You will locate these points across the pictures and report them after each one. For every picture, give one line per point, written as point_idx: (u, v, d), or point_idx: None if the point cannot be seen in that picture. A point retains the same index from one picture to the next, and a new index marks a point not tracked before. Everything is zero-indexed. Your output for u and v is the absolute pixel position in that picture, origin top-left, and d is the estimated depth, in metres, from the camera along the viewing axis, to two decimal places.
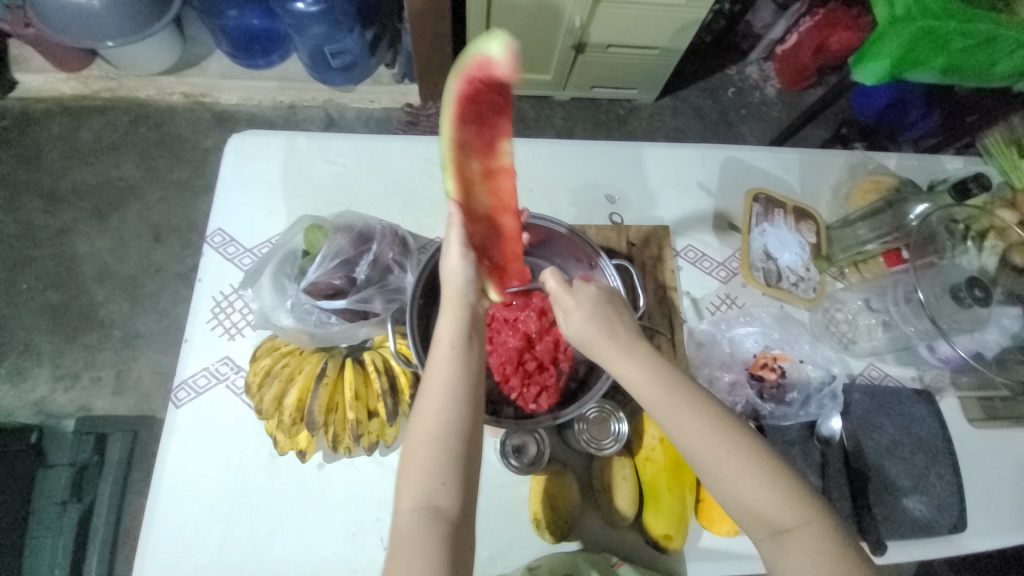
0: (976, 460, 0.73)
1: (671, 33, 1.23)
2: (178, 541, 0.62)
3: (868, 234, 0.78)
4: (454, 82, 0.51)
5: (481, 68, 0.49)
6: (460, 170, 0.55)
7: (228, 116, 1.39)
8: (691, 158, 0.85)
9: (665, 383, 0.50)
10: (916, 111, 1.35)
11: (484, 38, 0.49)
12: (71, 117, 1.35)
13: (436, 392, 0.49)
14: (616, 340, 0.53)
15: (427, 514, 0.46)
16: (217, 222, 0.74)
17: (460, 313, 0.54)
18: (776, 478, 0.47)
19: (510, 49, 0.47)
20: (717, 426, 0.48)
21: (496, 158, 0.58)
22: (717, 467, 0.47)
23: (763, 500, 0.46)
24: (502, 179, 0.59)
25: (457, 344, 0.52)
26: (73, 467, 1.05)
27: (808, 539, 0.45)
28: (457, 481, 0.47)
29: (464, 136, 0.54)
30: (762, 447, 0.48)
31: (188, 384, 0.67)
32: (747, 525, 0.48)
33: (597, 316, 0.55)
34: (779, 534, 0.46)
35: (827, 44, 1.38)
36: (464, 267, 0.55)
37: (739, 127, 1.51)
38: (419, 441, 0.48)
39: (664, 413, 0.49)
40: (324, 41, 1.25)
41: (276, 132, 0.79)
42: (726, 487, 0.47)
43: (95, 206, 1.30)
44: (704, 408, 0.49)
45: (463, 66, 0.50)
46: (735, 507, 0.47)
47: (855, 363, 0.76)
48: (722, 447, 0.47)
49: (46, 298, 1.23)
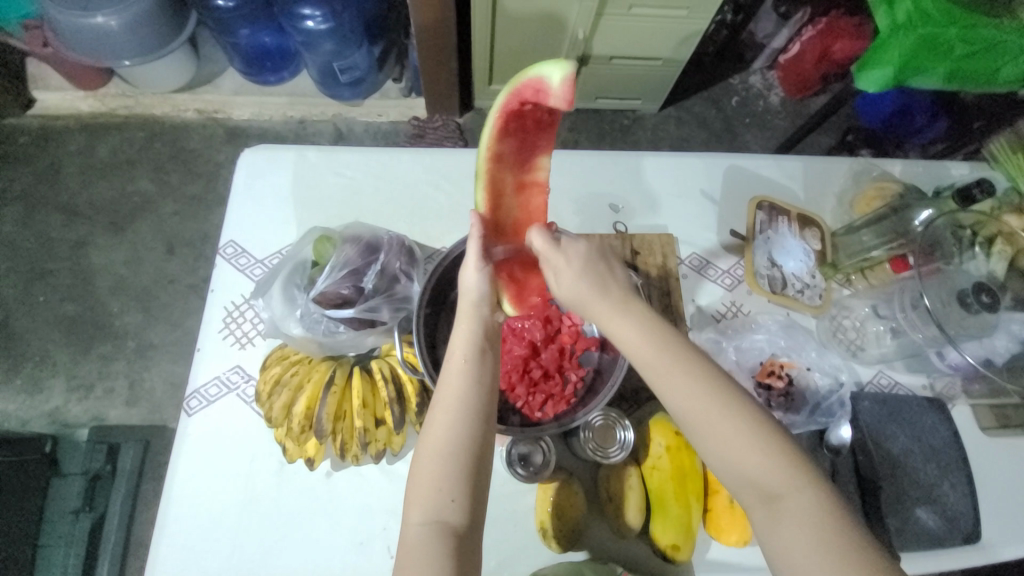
0: (991, 470, 0.72)
1: (673, 44, 1.24)
2: (189, 549, 0.62)
3: (873, 241, 0.77)
4: (503, 98, 0.54)
5: (534, 90, 0.50)
6: (493, 181, 0.57)
7: (240, 131, 1.42)
8: (694, 167, 0.85)
9: (661, 346, 0.50)
10: (923, 117, 1.34)
11: (546, 63, 0.49)
12: (89, 134, 1.40)
13: (449, 406, 0.50)
14: (610, 299, 0.53)
15: (436, 528, 0.46)
16: (229, 234, 0.76)
17: (475, 326, 0.54)
18: (769, 444, 0.47)
19: (569, 80, 0.47)
20: (714, 389, 0.49)
21: (532, 172, 0.61)
22: (711, 430, 0.48)
23: (755, 465, 0.46)
24: (535, 195, 0.61)
25: (470, 358, 0.52)
26: (86, 476, 1.07)
27: (800, 505, 0.45)
28: (466, 497, 0.48)
29: (503, 149, 0.57)
30: (758, 414, 0.48)
31: (199, 393, 0.68)
32: (739, 492, 0.48)
33: (592, 283, 0.54)
34: (770, 497, 0.46)
35: (830, 51, 1.39)
36: (481, 281, 0.55)
37: (743, 136, 1.51)
38: (430, 454, 0.49)
39: (660, 376, 0.50)
40: (334, 57, 1.29)
41: (286, 146, 0.81)
42: (721, 451, 0.47)
43: (110, 219, 1.33)
44: (700, 372, 0.49)
45: (514, 84, 0.52)
46: (728, 472, 0.47)
47: (864, 370, 0.76)
48: (718, 410, 0.48)
49: (62, 310, 1.25)
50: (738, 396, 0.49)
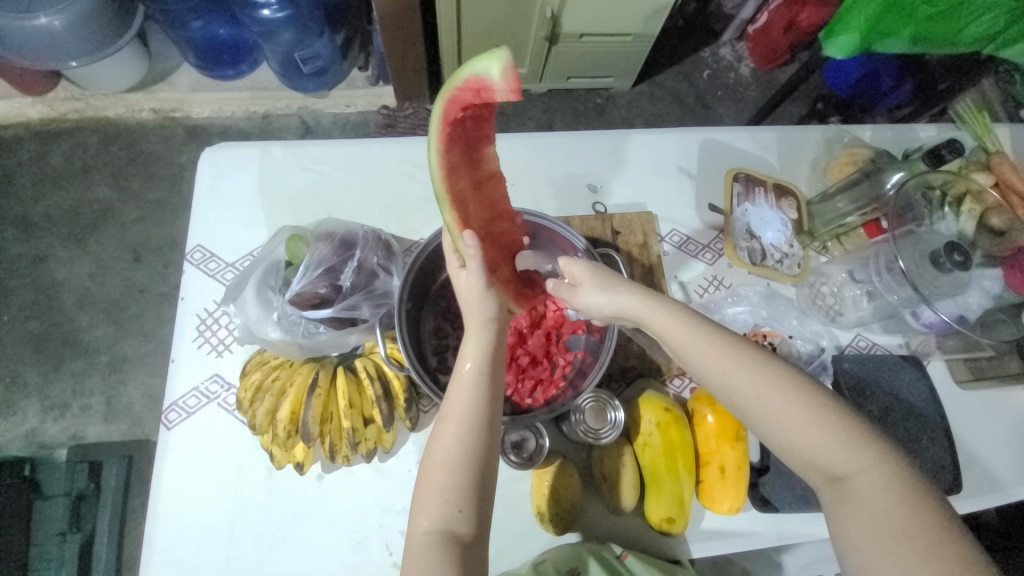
0: (964, 420, 0.75)
1: (642, 18, 1.22)
2: (180, 565, 0.61)
3: (848, 207, 0.78)
4: (439, 107, 0.51)
5: (474, 90, 0.48)
6: (455, 195, 0.54)
7: (201, 129, 1.36)
8: (671, 143, 0.85)
9: (705, 337, 0.53)
10: (888, 82, 1.35)
11: (478, 58, 0.47)
12: (40, 141, 1.32)
13: (458, 418, 0.50)
14: (640, 297, 0.57)
15: (442, 538, 0.47)
16: (196, 239, 0.73)
17: (483, 336, 0.53)
18: (832, 424, 0.49)
19: (510, 69, 0.46)
20: (771, 376, 0.51)
21: (483, 167, 0.59)
22: (772, 417, 0.50)
23: (819, 447, 0.49)
24: (493, 186, 0.60)
25: (484, 368, 0.52)
26: (70, 497, 1.03)
27: (867, 483, 0.47)
28: (473, 507, 0.48)
29: (453, 159, 0.54)
30: (819, 393, 0.51)
31: (178, 406, 0.66)
32: (806, 474, 0.51)
33: (609, 283, 0.58)
34: (838, 481, 0.49)
35: (797, 21, 1.37)
36: (490, 296, 0.54)
37: (717, 109, 1.51)
38: (439, 466, 0.49)
39: (715, 364, 0.52)
40: (294, 47, 1.23)
41: (249, 143, 0.78)
42: (783, 437, 0.50)
43: (70, 230, 1.27)
44: (746, 360, 0.52)
45: (449, 91, 0.50)
46: (792, 458, 0.51)
47: (842, 335, 0.78)
48: (781, 398, 0.50)
49: (28, 328, 1.20)
50: (794, 381, 0.51)
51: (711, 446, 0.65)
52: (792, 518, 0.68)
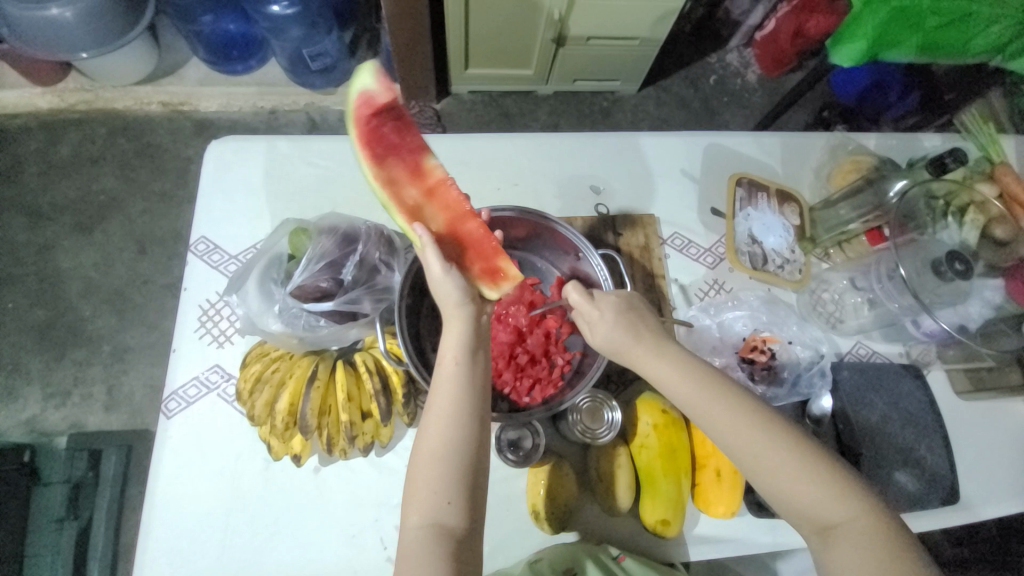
0: (963, 431, 0.75)
1: (649, 23, 1.23)
2: (176, 552, 0.61)
3: (849, 214, 0.78)
4: (353, 131, 0.58)
5: (364, 103, 0.58)
6: (400, 202, 0.59)
7: (209, 123, 1.37)
8: (675, 147, 0.85)
9: (702, 385, 0.54)
10: (896, 91, 1.36)
11: (357, 79, 0.58)
12: (49, 132, 1.33)
13: (443, 411, 0.50)
14: (642, 339, 0.56)
15: (433, 531, 0.47)
16: (201, 230, 0.74)
17: (463, 325, 0.54)
18: (822, 474, 0.49)
19: (379, 72, 0.57)
20: (763, 428, 0.51)
21: (429, 177, 0.62)
22: (761, 468, 0.50)
23: (807, 497, 0.49)
24: (444, 189, 0.61)
25: (462, 359, 0.52)
26: (68, 485, 1.03)
27: (855, 532, 0.48)
28: (462, 499, 0.49)
29: (386, 172, 0.60)
30: (808, 443, 0.51)
31: (178, 395, 0.66)
32: (795, 522, 0.51)
33: (622, 324, 0.57)
34: (827, 531, 0.49)
35: (805, 29, 1.37)
36: (453, 280, 0.54)
37: (723, 115, 1.51)
38: (427, 459, 0.49)
39: (710, 412, 0.52)
40: (302, 44, 1.24)
41: (256, 136, 0.79)
42: (773, 488, 0.50)
43: (77, 220, 1.28)
44: (740, 410, 0.52)
45: (350, 115, 0.58)
46: (782, 507, 0.51)
47: (842, 342, 0.78)
48: (770, 449, 0.50)
49: (32, 316, 1.21)
50: (786, 431, 0.51)
51: (707, 449, 0.65)
52: (787, 524, 0.67)
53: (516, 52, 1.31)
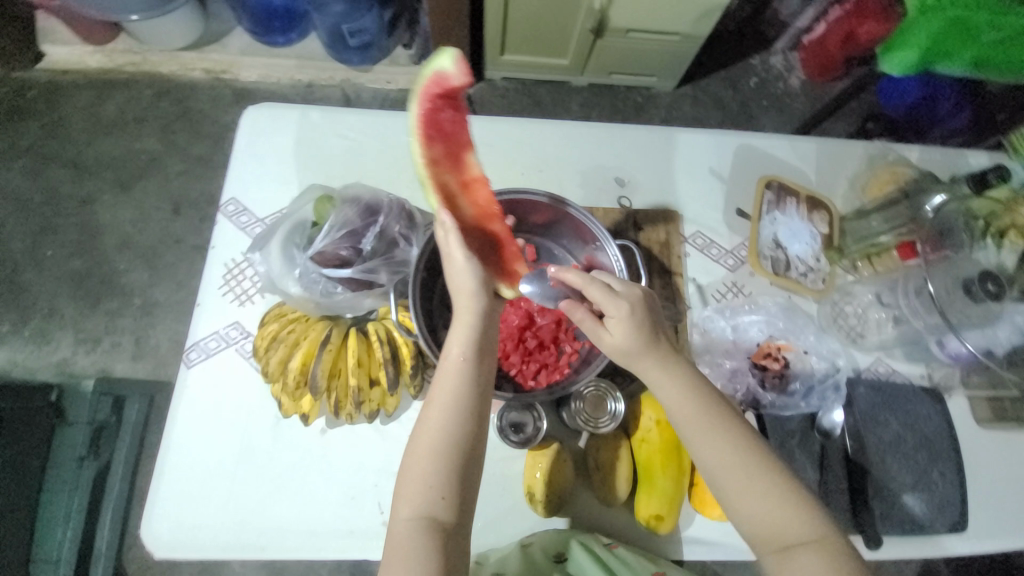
0: (979, 460, 0.72)
1: (692, 19, 1.20)
2: (185, 494, 0.64)
3: (881, 226, 0.76)
4: (415, 108, 0.59)
5: (436, 84, 0.58)
6: (437, 184, 0.59)
7: (247, 93, 1.41)
8: (705, 145, 0.83)
9: (693, 393, 0.53)
10: (946, 105, 1.30)
11: (435, 59, 0.58)
12: (96, 90, 1.38)
13: (443, 407, 0.51)
14: (659, 350, 0.54)
15: (424, 524, 0.48)
16: (231, 191, 0.76)
17: (472, 324, 0.54)
18: (790, 492, 0.50)
19: (461, 59, 0.57)
20: (743, 443, 0.51)
21: (467, 171, 0.62)
22: (734, 480, 0.50)
23: (774, 514, 0.49)
24: (479, 187, 0.62)
25: (468, 358, 0.52)
26: (91, 426, 1.09)
27: (814, 554, 0.47)
28: (456, 495, 0.49)
29: (433, 154, 0.60)
30: (778, 463, 0.52)
31: (199, 346, 0.69)
32: (754, 541, 0.50)
33: (643, 332, 0.53)
34: (786, 550, 0.48)
35: (856, 33, 1.29)
36: (472, 269, 0.55)
37: (760, 118, 1.47)
38: (422, 454, 0.50)
39: (691, 419, 0.52)
40: (342, 19, 1.25)
41: (290, 105, 0.80)
42: (746, 505, 0.50)
43: (117, 177, 1.33)
44: (722, 420, 0.52)
45: (418, 91, 0.59)
46: (746, 522, 0.50)
47: (862, 358, 0.75)
48: (749, 466, 0.50)
49: (70, 265, 1.27)
50: (759, 447, 0.52)
51: None
52: None
53: (553, 40, 1.30)
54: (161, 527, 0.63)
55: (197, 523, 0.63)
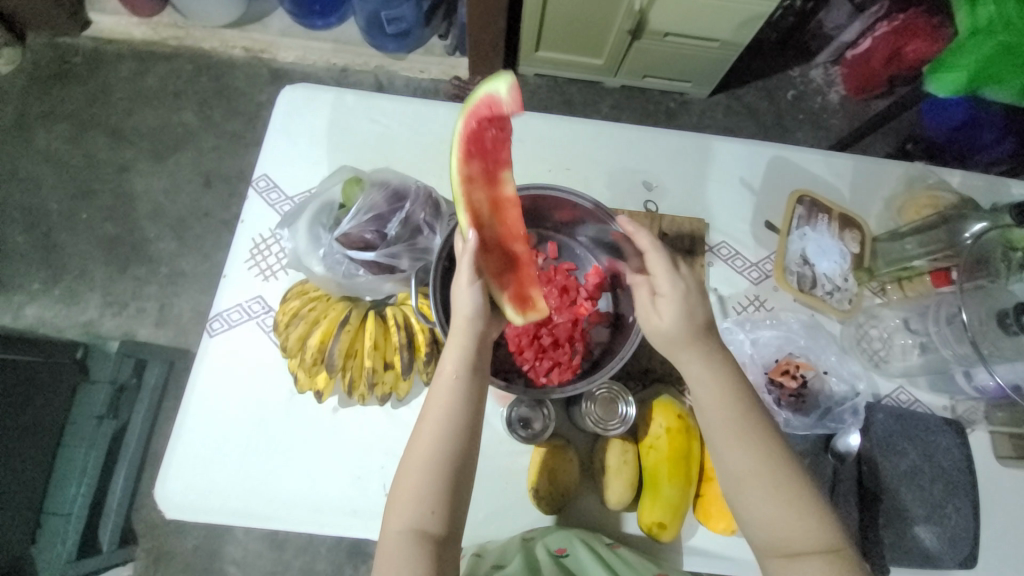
0: (996, 498, 0.70)
1: (733, 26, 1.18)
2: (200, 458, 0.66)
3: (916, 249, 0.73)
4: (461, 123, 0.60)
5: (487, 105, 0.59)
6: (469, 201, 0.60)
7: (284, 73, 1.43)
8: (737, 154, 0.82)
9: (723, 391, 0.53)
10: (990, 134, 1.26)
11: (490, 82, 0.59)
12: (140, 61, 1.42)
13: (435, 423, 0.52)
14: (705, 340, 0.55)
15: (414, 536, 0.49)
16: (263, 168, 0.77)
17: (466, 343, 0.55)
18: (804, 502, 0.50)
19: (513, 86, 0.56)
20: (766, 448, 0.52)
21: (502, 191, 0.62)
22: (751, 483, 0.51)
23: (784, 521, 0.50)
24: (509, 208, 0.62)
25: (461, 376, 0.53)
26: (113, 386, 1.11)
27: (818, 564, 0.48)
28: (445, 508, 0.50)
29: (470, 170, 0.60)
30: (798, 472, 0.51)
31: (222, 316, 0.71)
32: (759, 541, 0.51)
33: (693, 318, 0.56)
34: (790, 557, 0.49)
35: (902, 53, 1.28)
36: (472, 295, 0.56)
37: (795, 132, 1.44)
38: (414, 467, 0.51)
39: (719, 417, 0.53)
40: (381, 6, 1.28)
41: (326, 87, 0.81)
42: (760, 509, 0.51)
43: (153, 147, 1.37)
44: (748, 424, 0.52)
45: (468, 108, 0.59)
46: (756, 523, 0.51)
47: (884, 384, 0.73)
48: (770, 472, 0.51)
49: (103, 229, 1.31)
50: (783, 453, 0.52)
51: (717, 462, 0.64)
52: None
53: (589, 39, 1.29)
54: (173, 488, 0.65)
55: (209, 488, 0.65)
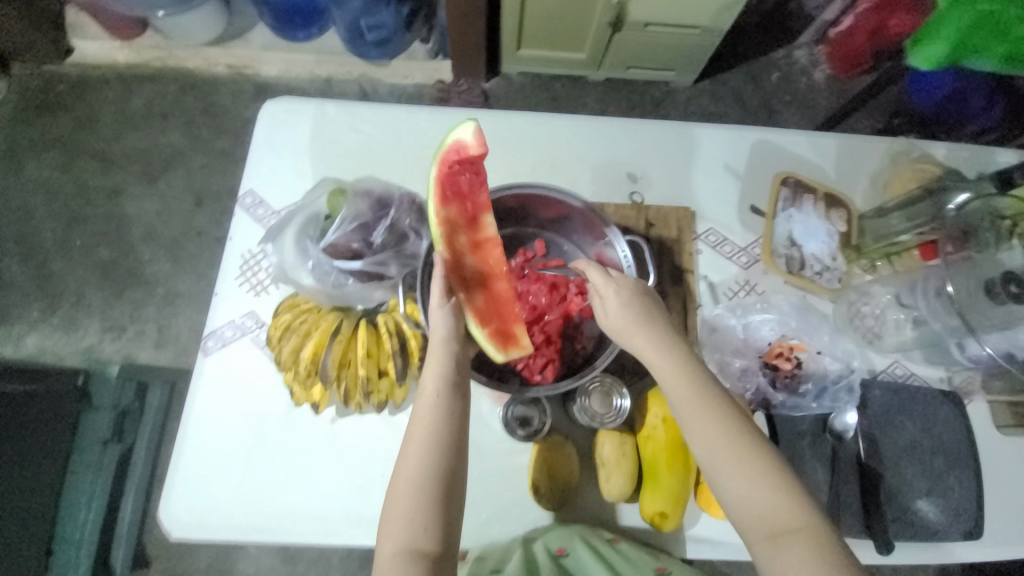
0: (997, 467, 0.70)
1: (712, 12, 1.18)
2: (201, 476, 0.67)
3: (902, 224, 0.73)
4: (435, 169, 0.63)
5: (455, 151, 0.62)
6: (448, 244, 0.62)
7: (268, 87, 1.43)
8: (721, 141, 0.82)
9: (689, 376, 0.54)
10: (979, 102, 1.26)
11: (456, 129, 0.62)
12: (124, 85, 1.42)
13: (419, 441, 0.53)
14: (655, 329, 0.57)
15: (408, 556, 0.49)
16: (248, 185, 0.78)
17: (443, 362, 0.56)
18: (779, 479, 0.50)
19: (478, 132, 0.61)
20: (735, 428, 0.52)
21: (482, 231, 0.65)
22: (724, 463, 0.51)
23: (763, 498, 0.49)
24: (490, 247, 0.65)
25: (441, 392, 0.55)
26: (116, 410, 1.14)
27: (804, 542, 0.47)
28: (438, 525, 0.50)
29: (448, 214, 0.63)
30: (768, 449, 0.52)
31: (216, 334, 0.71)
32: (744, 525, 0.50)
33: (637, 312, 0.58)
34: (777, 536, 0.48)
35: (884, 27, 1.27)
36: (443, 316, 0.58)
37: (782, 114, 1.44)
38: (403, 487, 0.52)
39: (685, 401, 0.53)
40: (363, 14, 1.28)
41: (307, 99, 0.82)
42: (736, 488, 0.50)
43: (143, 169, 1.37)
44: (715, 406, 0.53)
45: (439, 155, 0.63)
46: (737, 506, 0.50)
47: (879, 360, 0.74)
48: (742, 451, 0.51)
49: (98, 254, 1.32)
50: (750, 432, 0.52)
51: None
52: None
53: (570, 35, 1.30)
54: (177, 508, 0.65)
55: (212, 505, 0.66)
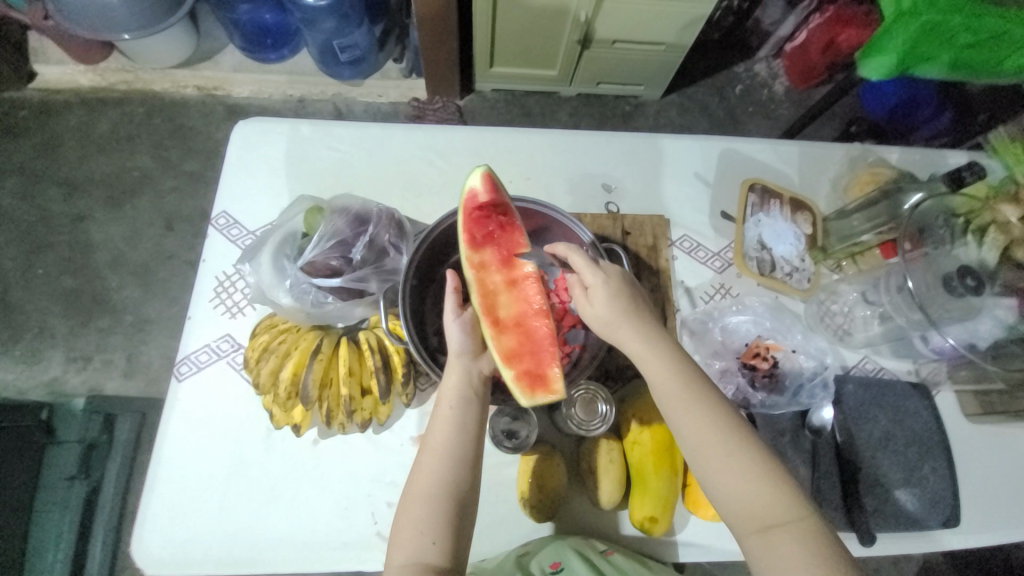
0: (965, 453, 0.73)
1: (675, 30, 1.23)
2: (176, 507, 0.64)
3: (862, 225, 0.77)
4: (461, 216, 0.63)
5: (473, 199, 0.63)
6: (481, 288, 0.62)
7: (239, 108, 1.42)
8: (690, 150, 0.85)
9: (678, 374, 0.54)
10: (927, 108, 1.34)
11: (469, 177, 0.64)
12: (89, 108, 1.39)
13: (435, 454, 0.54)
14: (637, 321, 0.57)
15: (416, 569, 0.50)
16: (222, 206, 0.77)
17: (463, 375, 0.57)
18: (768, 474, 0.51)
19: (486, 175, 0.63)
20: (725, 426, 0.52)
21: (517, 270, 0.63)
22: (715, 462, 0.51)
23: (753, 494, 0.50)
24: (525, 286, 0.62)
25: (456, 407, 0.56)
26: (82, 445, 1.08)
27: (793, 534, 0.48)
28: (448, 539, 0.52)
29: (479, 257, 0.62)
30: (757, 445, 0.52)
31: (190, 359, 0.69)
32: (733, 520, 0.51)
33: (626, 305, 0.57)
34: (767, 530, 0.49)
35: (837, 41, 1.35)
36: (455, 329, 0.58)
37: (747, 124, 1.50)
38: (416, 499, 0.53)
39: (676, 401, 0.54)
40: (334, 36, 1.27)
41: (281, 118, 0.81)
42: (726, 485, 0.51)
43: (109, 194, 1.34)
44: (704, 404, 0.53)
45: (462, 202, 0.63)
46: (728, 502, 0.51)
47: (849, 355, 0.76)
48: (731, 448, 0.52)
49: (61, 283, 1.27)
50: (739, 428, 0.53)
51: None
52: None
53: (541, 53, 1.33)
54: (151, 541, 0.63)
55: (188, 537, 0.63)
